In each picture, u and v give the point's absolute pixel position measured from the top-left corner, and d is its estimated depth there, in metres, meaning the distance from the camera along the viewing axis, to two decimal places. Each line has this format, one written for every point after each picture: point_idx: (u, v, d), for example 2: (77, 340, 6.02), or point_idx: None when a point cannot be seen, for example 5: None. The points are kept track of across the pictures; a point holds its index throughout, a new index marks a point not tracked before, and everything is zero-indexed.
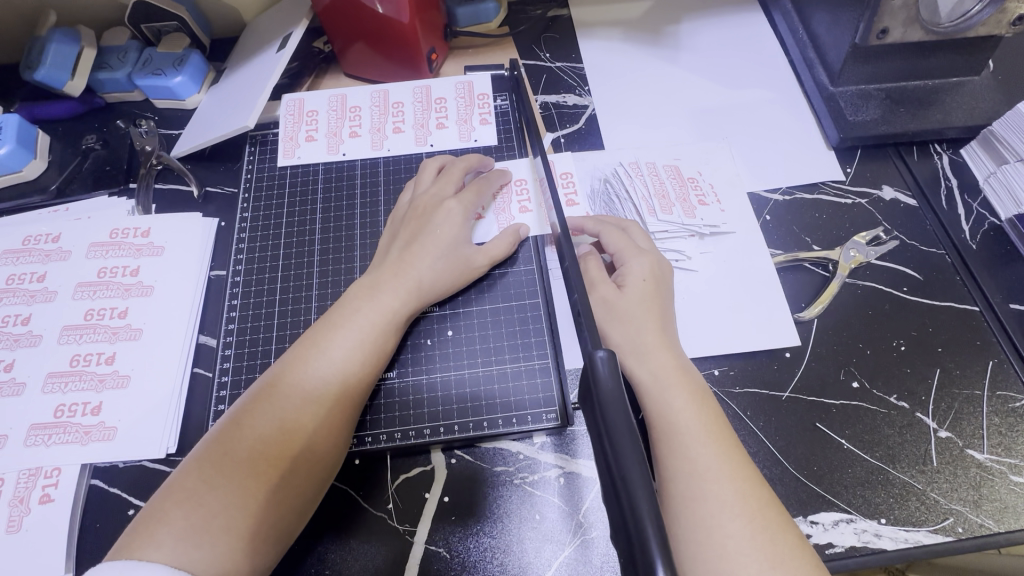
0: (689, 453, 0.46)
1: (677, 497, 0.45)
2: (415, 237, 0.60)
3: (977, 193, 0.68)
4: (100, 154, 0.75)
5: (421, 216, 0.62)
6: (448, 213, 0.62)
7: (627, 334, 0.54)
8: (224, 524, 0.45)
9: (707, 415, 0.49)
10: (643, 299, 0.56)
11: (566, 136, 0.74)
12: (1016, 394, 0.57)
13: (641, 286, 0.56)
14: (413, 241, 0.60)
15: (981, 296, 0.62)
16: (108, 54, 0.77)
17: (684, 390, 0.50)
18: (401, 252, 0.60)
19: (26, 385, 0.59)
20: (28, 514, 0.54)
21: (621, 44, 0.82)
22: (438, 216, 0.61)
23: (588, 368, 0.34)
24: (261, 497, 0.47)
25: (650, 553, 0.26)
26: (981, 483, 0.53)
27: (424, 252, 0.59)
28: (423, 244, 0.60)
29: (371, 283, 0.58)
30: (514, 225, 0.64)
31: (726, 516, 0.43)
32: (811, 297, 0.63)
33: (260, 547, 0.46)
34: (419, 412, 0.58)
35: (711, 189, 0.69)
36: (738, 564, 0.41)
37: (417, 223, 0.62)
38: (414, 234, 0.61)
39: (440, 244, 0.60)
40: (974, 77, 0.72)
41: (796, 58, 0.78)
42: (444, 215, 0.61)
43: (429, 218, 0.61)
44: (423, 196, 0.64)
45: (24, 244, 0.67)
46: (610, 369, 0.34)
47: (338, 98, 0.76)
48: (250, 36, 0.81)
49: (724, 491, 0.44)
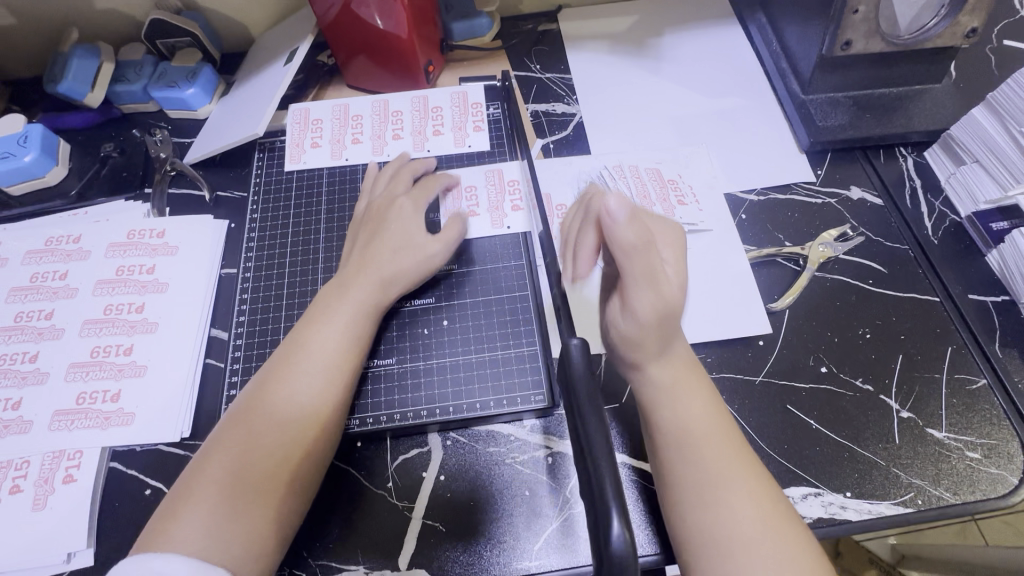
0: (688, 475, 0.48)
1: (687, 490, 0.48)
2: (374, 236, 0.65)
3: (939, 193, 0.73)
4: (117, 161, 0.80)
5: (378, 214, 0.67)
6: (399, 212, 0.66)
7: (646, 293, 0.49)
8: (236, 513, 0.49)
9: (709, 394, 0.52)
10: (671, 341, 0.52)
11: (555, 142, 0.79)
12: (973, 377, 0.61)
13: (656, 301, 0.52)
14: (376, 236, 0.65)
15: (942, 287, 0.66)
16: (124, 68, 0.82)
17: (675, 367, 0.52)
18: (362, 250, 0.64)
19: (49, 374, 0.63)
20: (52, 493, 0.58)
21: (607, 56, 0.87)
22: (392, 216, 0.66)
23: (565, 354, 0.41)
24: (267, 486, 0.51)
25: (608, 505, 0.33)
26: (940, 459, 0.57)
27: (385, 246, 0.64)
28: (383, 239, 0.64)
29: (340, 282, 0.62)
30: (459, 216, 0.69)
31: (742, 523, 0.46)
32: (783, 289, 0.67)
33: (273, 530, 0.50)
34: (416, 396, 0.62)
35: (690, 190, 0.73)
36: (746, 538, 0.45)
37: (375, 223, 0.66)
38: (372, 234, 0.65)
39: (402, 241, 0.64)
40: (937, 84, 0.77)
41: (771, 69, 0.83)
42: (396, 213, 0.66)
43: (384, 219, 0.66)
44: (378, 197, 0.69)
45: (47, 245, 0.71)
46: (583, 356, 0.41)
47: (341, 107, 0.81)
48: (257, 50, 0.86)
49: (740, 502, 0.46)
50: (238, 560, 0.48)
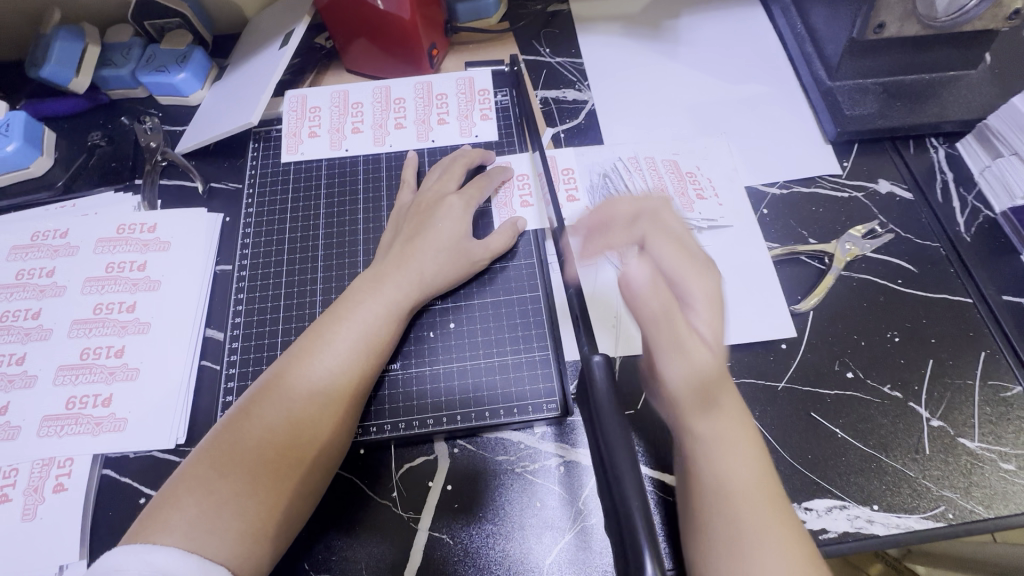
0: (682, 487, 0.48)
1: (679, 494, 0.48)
2: (417, 233, 0.61)
3: (972, 186, 0.69)
4: (105, 151, 0.76)
5: (424, 211, 0.63)
6: (450, 208, 0.63)
7: None
8: (234, 512, 0.47)
9: None
10: (707, 316, 0.46)
11: (566, 132, 0.75)
12: (1008, 384, 0.58)
13: (698, 299, 0.46)
14: (413, 232, 0.62)
15: (975, 288, 0.63)
16: (112, 51, 0.78)
17: None
18: (403, 246, 0.61)
19: (37, 377, 0.60)
20: (42, 502, 0.55)
21: (620, 39, 0.82)
22: (440, 212, 0.63)
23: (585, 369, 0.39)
24: (267, 487, 0.48)
25: (637, 540, 0.30)
26: (972, 470, 0.55)
27: (424, 242, 0.60)
28: (425, 236, 0.61)
29: (376, 274, 0.59)
30: (513, 219, 0.65)
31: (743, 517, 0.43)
32: (807, 289, 0.64)
33: (269, 532, 0.48)
34: (422, 403, 0.59)
35: (709, 183, 0.70)
36: None
37: (420, 219, 0.63)
38: (415, 229, 0.62)
39: (442, 238, 0.61)
40: (971, 70, 0.72)
41: (795, 53, 0.78)
42: (445, 210, 0.63)
43: (430, 213, 0.63)
44: (427, 192, 0.65)
45: (33, 239, 0.68)
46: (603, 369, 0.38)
47: (340, 94, 0.77)
48: (252, 32, 0.81)
49: None
50: (232, 562, 0.45)
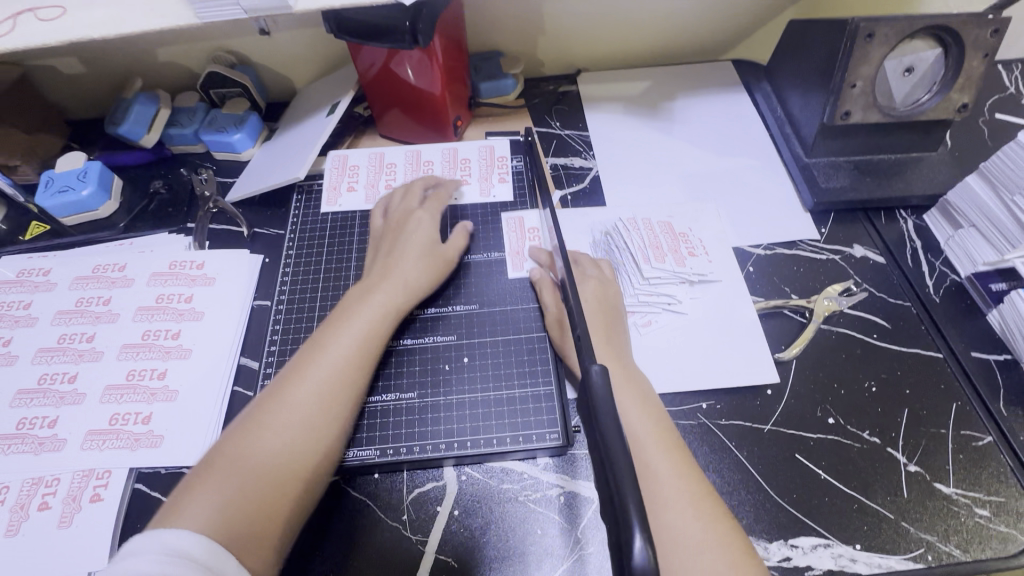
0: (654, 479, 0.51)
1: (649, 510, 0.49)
2: (395, 247, 0.70)
3: (939, 253, 0.76)
4: (164, 197, 0.86)
5: (395, 228, 0.73)
6: (420, 222, 0.73)
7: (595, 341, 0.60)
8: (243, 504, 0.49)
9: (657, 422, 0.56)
10: None
11: (572, 194, 0.84)
12: (979, 434, 0.63)
13: None
14: (393, 252, 0.70)
15: (945, 344, 0.69)
16: (179, 114, 0.90)
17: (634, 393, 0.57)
18: (388, 261, 0.69)
19: (86, 395, 0.66)
20: (78, 511, 0.59)
21: (622, 116, 0.94)
22: (411, 224, 0.72)
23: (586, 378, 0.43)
24: (277, 479, 0.51)
25: (631, 522, 0.33)
26: (948, 514, 0.58)
27: (409, 262, 0.69)
28: (401, 251, 0.70)
29: (369, 286, 0.66)
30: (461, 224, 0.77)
31: (692, 529, 0.48)
32: (790, 339, 0.70)
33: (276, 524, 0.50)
34: (436, 430, 0.64)
35: (700, 243, 0.77)
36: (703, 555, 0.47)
37: (393, 235, 0.72)
38: (392, 244, 0.71)
39: (418, 247, 0.70)
40: (933, 152, 0.82)
41: (776, 132, 0.89)
42: (415, 224, 0.72)
43: (404, 228, 0.72)
44: (394, 213, 0.75)
45: (94, 272, 0.76)
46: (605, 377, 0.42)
47: (376, 156, 0.87)
48: (301, 100, 0.94)
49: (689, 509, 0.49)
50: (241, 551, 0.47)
